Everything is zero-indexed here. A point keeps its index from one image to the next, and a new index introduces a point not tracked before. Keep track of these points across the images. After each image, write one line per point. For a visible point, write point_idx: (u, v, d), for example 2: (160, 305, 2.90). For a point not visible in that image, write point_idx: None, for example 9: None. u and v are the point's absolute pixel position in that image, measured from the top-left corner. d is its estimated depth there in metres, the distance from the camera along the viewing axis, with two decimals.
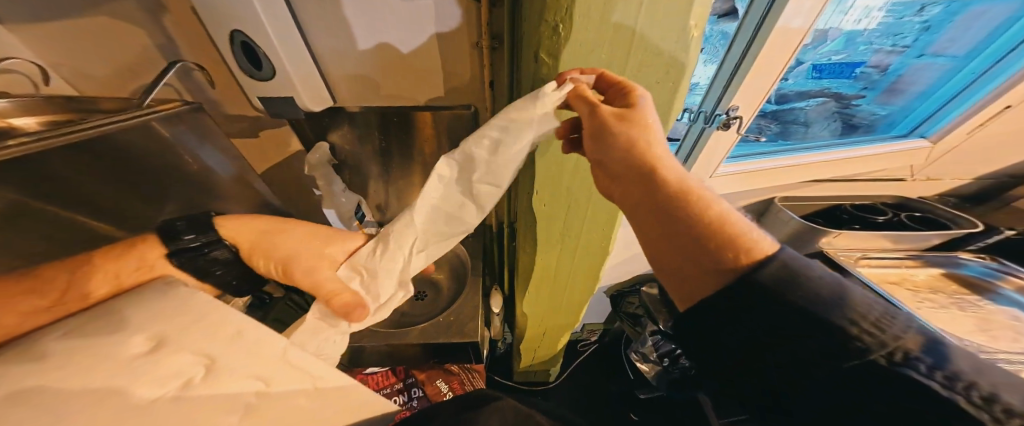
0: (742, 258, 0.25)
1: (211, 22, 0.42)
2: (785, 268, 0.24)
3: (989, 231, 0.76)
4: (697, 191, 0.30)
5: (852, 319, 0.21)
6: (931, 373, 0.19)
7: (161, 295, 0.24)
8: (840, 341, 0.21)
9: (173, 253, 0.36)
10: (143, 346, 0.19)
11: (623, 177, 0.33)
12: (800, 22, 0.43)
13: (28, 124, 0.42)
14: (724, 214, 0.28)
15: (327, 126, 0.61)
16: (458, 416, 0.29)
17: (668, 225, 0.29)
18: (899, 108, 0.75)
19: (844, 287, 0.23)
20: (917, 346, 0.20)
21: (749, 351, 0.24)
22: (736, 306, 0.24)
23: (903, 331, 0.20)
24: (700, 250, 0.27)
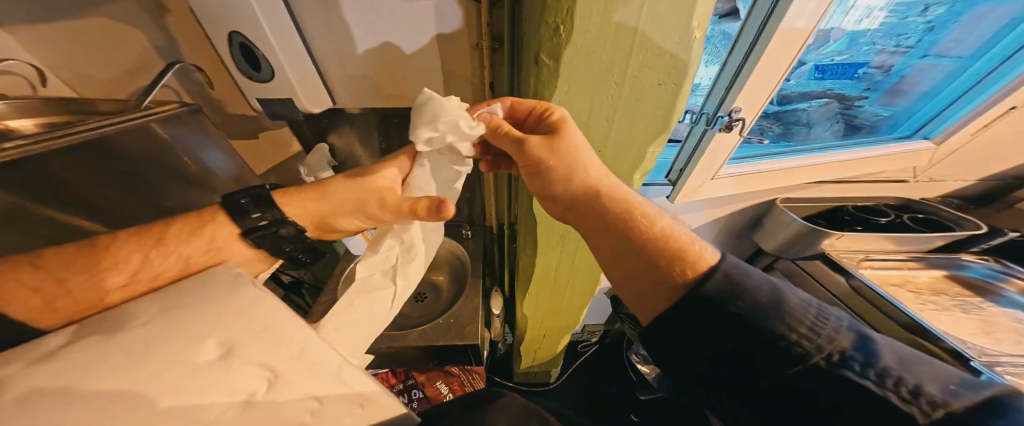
0: (689, 273, 0.29)
1: (210, 23, 0.42)
2: (727, 280, 0.27)
3: (993, 233, 0.75)
4: (641, 209, 0.34)
5: (791, 325, 0.24)
6: (865, 370, 0.22)
7: (161, 301, 0.24)
8: (785, 347, 0.24)
9: (247, 234, 0.36)
10: (215, 352, 0.20)
11: (581, 198, 0.37)
12: (804, 23, 0.42)
13: (24, 126, 0.42)
14: (666, 229, 0.32)
15: (327, 128, 0.61)
16: (464, 416, 0.31)
17: (619, 248, 0.33)
18: (902, 108, 0.74)
19: (780, 294, 0.26)
20: (849, 345, 0.23)
21: (711, 363, 0.26)
22: (693, 323, 0.27)
23: (835, 333, 0.23)
24: (652, 271, 0.30)
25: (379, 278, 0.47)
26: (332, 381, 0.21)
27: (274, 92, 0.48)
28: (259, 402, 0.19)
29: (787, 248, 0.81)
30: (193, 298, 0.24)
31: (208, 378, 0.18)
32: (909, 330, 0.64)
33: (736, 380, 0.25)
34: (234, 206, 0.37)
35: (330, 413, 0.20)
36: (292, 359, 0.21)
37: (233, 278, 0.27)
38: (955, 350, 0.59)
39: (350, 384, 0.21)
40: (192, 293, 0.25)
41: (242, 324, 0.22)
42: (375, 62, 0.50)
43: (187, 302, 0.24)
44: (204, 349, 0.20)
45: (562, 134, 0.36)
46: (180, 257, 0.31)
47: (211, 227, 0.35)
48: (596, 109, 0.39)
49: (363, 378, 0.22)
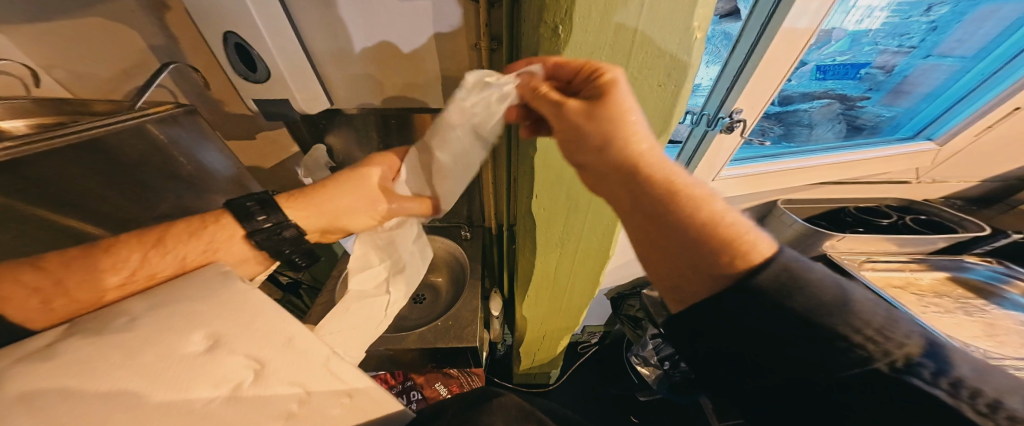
0: (738, 262, 0.25)
1: (204, 24, 0.41)
2: (785, 271, 0.24)
3: (995, 235, 0.74)
4: (691, 190, 0.28)
5: (854, 325, 0.21)
6: (938, 380, 0.19)
7: (150, 304, 0.24)
8: (839, 348, 0.21)
9: (251, 234, 0.35)
10: (201, 344, 0.21)
11: (611, 175, 0.32)
12: (807, 22, 0.41)
13: (16, 127, 0.41)
14: (717, 216, 0.27)
15: (324, 128, 0.61)
16: (463, 414, 0.31)
17: (653, 226, 0.28)
18: (905, 109, 0.74)
19: (848, 291, 0.22)
20: (921, 352, 0.20)
21: (746, 355, 0.24)
22: (735, 312, 0.24)
23: (906, 337, 0.20)
24: (692, 253, 0.26)
25: (372, 289, 0.47)
26: (321, 374, 0.22)
27: (270, 93, 0.48)
28: (246, 392, 0.20)
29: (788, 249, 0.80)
30: (183, 301, 0.24)
31: (196, 369, 0.19)
32: None
33: (772, 375, 0.23)
34: (241, 209, 0.36)
35: (318, 404, 0.22)
36: (292, 357, 0.22)
37: (225, 281, 0.27)
38: None
39: (339, 378, 0.23)
40: (182, 296, 0.25)
41: (233, 329, 0.22)
42: (372, 62, 0.49)
43: (176, 305, 0.23)
44: (190, 342, 0.20)
45: (604, 99, 0.30)
46: (178, 257, 0.31)
47: (214, 228, 0.35)
48: None
49: (352, 373, 0.24)
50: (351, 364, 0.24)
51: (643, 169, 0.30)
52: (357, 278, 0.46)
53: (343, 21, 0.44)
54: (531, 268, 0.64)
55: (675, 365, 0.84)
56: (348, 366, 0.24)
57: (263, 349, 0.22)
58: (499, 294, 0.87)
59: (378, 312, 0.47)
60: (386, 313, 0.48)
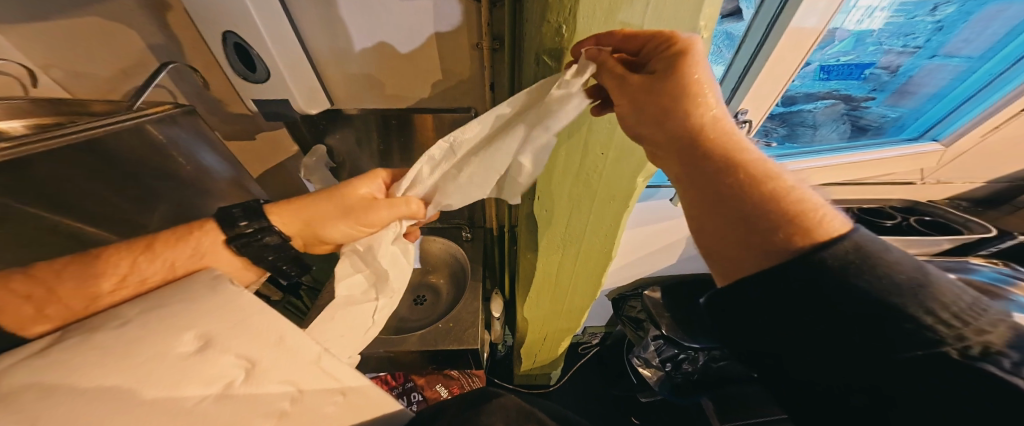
0: (798, 239, 0.24)
1: (202, 23, 0.41)
2: (859, 250, 0.22)
3: (1001, 237, 0.74)
4: (754, 164, 0.28)
5: (930, 307, 0.20)
6: (1016, 370, 0.18)
7: (145, 308, 0.23)
8: (914, 330, 0.19)
9: (230, 240, 0.37)
10: (192, 345, 0.20)
11: (669, 148, 0.31)
12: (814, 22, 0.41)
13: (14, 127, 0.41)
14: (778, 190, 0.26)
15: (324, 129, 0.60)
16: (462, 414, 0.30)
17: (717, 200, 0.28)
18: (909, 110, 0.74)
19: (929, 274, 0.21)
20: (1001, 342, 0.19)
21: (799, 332, 0.23)
22: (793, 287, 0.23)
23: (987, 326, 0.19)
24: (749, 227, 0.26)
25: (361, 294, 0.43)
26: (314, 371, 0.22)
27: (269, 93, 0.47)
28: (238, 391, 0.19)
29: None
30: (179, 305, 0.23)
31: (187, 369, 0.19)
32: None
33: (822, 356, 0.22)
34: (225, 216, 0.38)
35: (311, 402, 0.21)
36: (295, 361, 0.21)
37: (222, 285, 0.26)
38: None
39: (338, 379, 0.23)
40: (178, 300, 0.24)
41: (230, 332, 0.22)
42: (373, 61, 0.49)
43: (172, 308, 0.23)
44: (180, 341, 0.20)
45: (679, 68, 0.28)
46: (167, 262, 0.31)
47: (198, 235, 0.36)
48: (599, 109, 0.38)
49: (350, 373, 0.23)
50: (346, 363, 0.24)
51: (703, 141, 0.29)
52: (344, 285, 0.41)
53: (344, 20, 0.44)
54: (532, 269, 0.63)
55: (676, 366, 0.82)
56: (344, 366, 0.23)
57: (255, 347, 0.21)
58: (499, 295, 0.87)
59: (366, 319, 0.43)
60: (375, 319, 0.44)
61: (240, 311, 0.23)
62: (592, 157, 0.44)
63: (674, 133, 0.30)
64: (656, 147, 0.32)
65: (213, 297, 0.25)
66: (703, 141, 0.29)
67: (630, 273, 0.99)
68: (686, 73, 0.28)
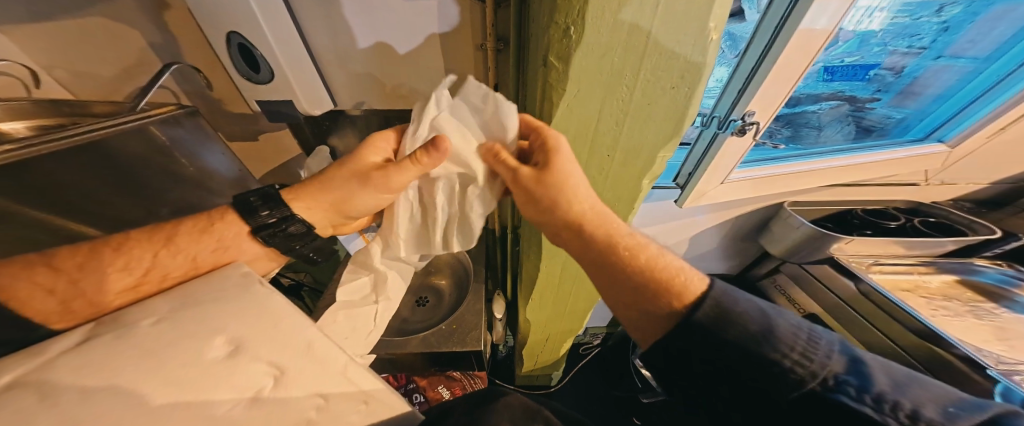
0: (677, 304, 0.28)
1: (204, 23, 0.40)
2: (717, 307, 0.26)
3: (1006, 237, 0.73)
4: (624, 239, 0.33)
5: (783, 352, 0.23)
6: (863, 396, 0.22)
7: (148, 314, 0.23)
8: (783, 376, 0.23)
9: (257, 230, 0.39)
10: (222, 349, 0.20)
11: (567, 231, 0.37)
12: (824, 23, 0.41)
13: (16, 129, 0.42)
14: (651, 260, 0.31)
15: (327, 129, 0.59)
16: (467, 415, 0.30)
17: (604, 272, 0.33)
18: (914, 111, 0.73)
19: (769, 318, 0.25)
20: (843, 369, 0.23)
21: (707, 388, 0.26)
22: (687, 346, 0.26)
23: (827, 357, 0.23)
24: (633, 300, 0.30)
25: (360, 298, 0.50)
26: (339, 381, 0.22)
27: (273, 93, 0.47)
28: (267, 397, 0.20)
29: (795, 252, 0.80)
30: (186, 310, 0.23)
31: (219, 375, 0.19)
32: (923, 337, 0.62)
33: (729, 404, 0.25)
34: (245, 206, 0.39)
35: (338, 410, 0.21)
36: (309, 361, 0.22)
37: (230, 290, 0.26)
38: (968, 357, 0.57)
39: (353, 383, 0.23)
40: (186, 304, 0.24)
41: (259, 339, 0.22)
42: (376, 61, 0.49)
43: (182, 315, 0.23)
44: (210, 347, 0.20)
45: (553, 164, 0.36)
46: (189, 257, 0.33)
47: (221, 226, 0.38)
48: (606, 114, 0.38)
49: (363, 374, 0.23)
50: (365, 369, 0.24)
51: (586, 220, 0.35)
52: (345, 291, 0.49)
53: (348, 20, 0.43)
54: (535, 271, 0.63)
55: None
56: (360, 369, 0.23)
57: (283, 354, 0.22)
58: (501, 297, 0.87)
59: (368, 320, 0.50)
60: (376, 321, 0.51)
61: (255, 317, 0.23)
62: (599, 159, 0.43)
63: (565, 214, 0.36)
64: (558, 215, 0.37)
65: (222, 303, 0.24)
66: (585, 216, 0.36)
67: None
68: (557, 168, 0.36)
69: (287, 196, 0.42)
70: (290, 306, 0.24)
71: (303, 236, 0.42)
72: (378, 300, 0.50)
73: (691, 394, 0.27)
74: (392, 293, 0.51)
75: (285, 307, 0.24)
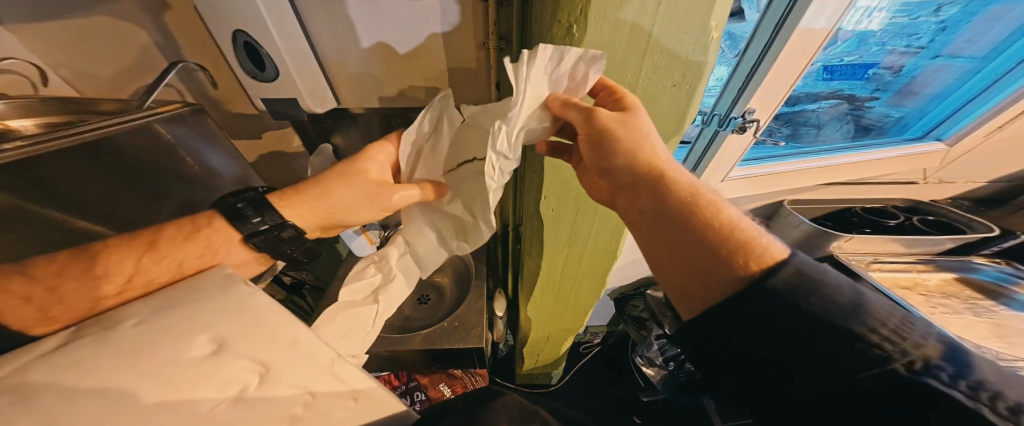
0: (752, 265, 0.25)
1: (213, 23, 0.41)
2: (798, 275, 0.23)
3: (1005, 235, 0.73)
4: (707, 195, 0.30)
5: (871, 325, 0.21)
6: (956, 383, 0.18)
7: (157, 310, 0.23)
8: (860, 349, 0.20)
9: (249, 237, 0.39)
10: (205, 348, 0.20)
11: (627, 185, 0.34)
12: (823, 22, 0.41)
13: (24, 126, 0.42)
14: (734, 220, 0.28)
15: (329, 128, 0.60)
16: (468, 412, 0.31)
17: (682, 236, 0.28)
18: (913, 110, 0.74)
19: (860, 293, 0.22)
20: (937, 354, 0.19)
21: (763, 358, 0.23)
22: (757, 313, 0.23)
23: (923, 339, 0.20)
24: (708, 261, 0.26)
25: (362, 298, 0.48)
26: (325, 376, 0.22)
27: (278, 92, 0.47)
28: (251, 396, 0.20)
29: (794, 250, 0.80)
30: (186, 309, 0.23)
31: (206, 374, 0.19)
32: None
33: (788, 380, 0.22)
34: (233, 211, 0.39)
35: (324, 406, 0.21)
36: (302, 361, 0.22)
37: (236, 286, 0.26)
38: None
39: (342, 380, 0.23)
40: (193, 301, 0.24)
41: (242, 337, 0.22)
42: (378, 60, 0.49)
43: (189, 312, 0.23)
44: (194, 345, 0.20)
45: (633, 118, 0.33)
46: (174, 261, 0.33)
47: (208, 231, 0.38)
48: None
49: (355, 374, 0.23)
50: (353, 365, 0.24)
51: (660, 170, 0.32)
52: (348, 290, 0.47)
53: (351, 20, 0.44)
54: (537, 268, 0.63)
55: (679, 365, 0.83)
56: (349, 366, 0.23)
57: (268, 351, 0.22)
58: (502, 295, 0.87)
59: (368, 321, 0.48)
60: (376, 321, 0.49)
61: (259, 316, 0.23)
62: None
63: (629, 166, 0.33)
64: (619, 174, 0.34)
65: (229, 300, 0.25)
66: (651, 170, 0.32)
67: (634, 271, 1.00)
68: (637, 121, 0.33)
69: (276, 202, 0.42)
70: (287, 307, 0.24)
71: (295, 241, 0.42)
72: (379, 300, 0.48)
73: (745, 373, 0.24)
74: (396, 293, 0.50)
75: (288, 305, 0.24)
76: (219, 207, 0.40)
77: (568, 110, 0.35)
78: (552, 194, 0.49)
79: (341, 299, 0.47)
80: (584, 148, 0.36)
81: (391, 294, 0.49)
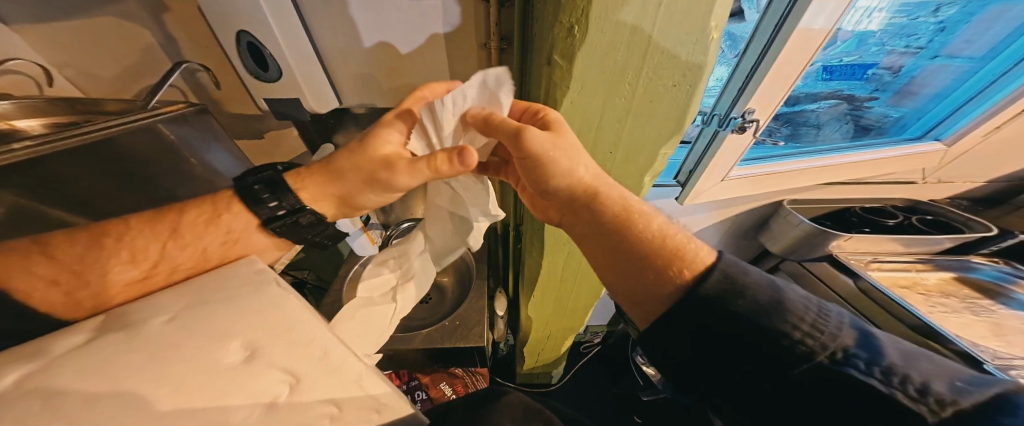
0: (686, 273, 0.27)
1: (218, 24, 0.42)
2: (727, 279, 0.26)
3: (1002, 235, 0.74)
4: (637, 207, 0.33)
5: (793, 323, 0.23)
6: (871, 369, 0.21)
7: (175, 310, 0.24)
8: (789, 346, 0.23)
9: (265, 222, 0.39)
10: (240, 355, 0.21)
11: (569, 200, 0.35)
12: (822, 23, 0.42)
13: (31, 126, 0.43)
14: (662, 228, 0.31)
15: (331, 127, 0.58)
16: (471, 412, 0.31)
17: (614, 248, 0.31)
18: (911, 110, 0.74)
19: (780, 291, 0.25)
20: (852, 343, 0.22)
21: (713, 362, 0.25)
22: (704, 321, 0.25)
23: (837, 330, 0.23)
24: (640, 273, 0.29)
25: (379, 297, 0.50)
26: (349, 387, 0.21)
27: (281, 92, 0.48)
28: (284, 404, 0.20)
29: (794, 250, 0.80)
30: (195, 311, 0.24)
31: (237, 382, 0.20)
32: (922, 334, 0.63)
33: (736, 381, 0.25)
34: (251, 194, 0.40)
35: (350, 418, 0.20)
36: (325, 368, 0.21)
37: (270, 286, 0.27)
38: (966, 354, 0.57)
39: (363, 387, 0.21)
40: (206, 303, 0.25)
41: (273, 344, 0.22)
42: (380, 60, 0.49)
43: (203, 314, 0.23)
44: (228, 352, 0.21)
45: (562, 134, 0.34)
46: (199, 249, 0.34)
47: (230, 216, 0.38)
48: (608, 111, 0.38)
49: (376, 380, 0.22)
50: (375, 372, 0.22)
51: (593, 187, 0.34)
52: (367, 287, 0.50)
53: (354, 20, 0.44)
54: (538, 266, 0.63)
55: None
56: (374, 377, 0.22)
57: (299, 361, 0.21)
58: (503, 294, 0.88)
59: (386, 319, 0.49)
60: (394, 319, 0.50)
61: (270, 316, 0.24)
62: (602, 157, 0.43)
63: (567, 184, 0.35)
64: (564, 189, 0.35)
65: (240, 301, 0.25)
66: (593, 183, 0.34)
67: None
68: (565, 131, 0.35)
69: (293, 185, 0.42)
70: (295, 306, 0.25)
71: (314, 226, 0.43)
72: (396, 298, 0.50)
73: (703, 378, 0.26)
74: (414, 291, 0.52)
75: (298, 306, 0.25)
76: (236, 189, 0.40)
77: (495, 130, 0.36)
78: None
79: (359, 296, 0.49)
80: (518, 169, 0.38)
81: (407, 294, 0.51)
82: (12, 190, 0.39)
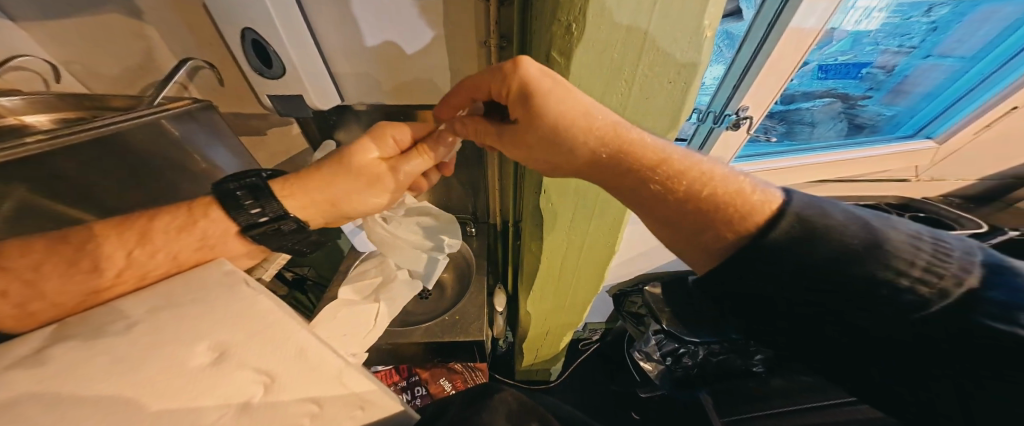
0: (754, 223, 0.25)
1: (223, 22, 0.42)
2: (803, 224, 0.23)
3: (995, 232, 0.73)
4: (675, 158, 0.29)
5: (902, 268, 0.21)
6: (1013, 316, 0.20)
7: (176, 296, 0.25)
8: (898, 296, 0.21)
9: (246, 229, 0.37)
10: (207, 356, 0.20)
11: (605, 163, 0.31)
12: (812, 23, 0.43)
13: (38, 121, 0.48)
14: (704, 175, 0.28)
15: (333, 124, 0.62)
16: (473, 404, 0.32)
17: (658, 204, 0.29)
18: (905, 108, 0.76)
19: (878, 232, 0.23)
20: (982, 285, 0.21)
21: (795, 310, 0.24)
22: (784, 272, 0.23)
23: (962, 272, 0.21)
24: (700, 229, 0.26)
25: (360, 298, 0.58)
26: (334, 387, 0.22)
27: (283, 89, 0.48)
28: (258, 405, 0.20)
29: None
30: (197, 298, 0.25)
31: (205, 384, 0.19)
32: None
33: (841, 332, 0.23)
34: (230, 198, 0.37)
35: (332, 414, 0.22)
36: (304, 368, 0.21)
37: (241, 286, 0.25)
38: None
39: (346, 385, 0.22)
40: (192, 303, 0.24)
41: (243, 344, 0.21)
42: (381, 59, 0.50)
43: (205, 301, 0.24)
44: (193, 354, 0.20)
45: (542, 108, 0.32)
46: (170, 255, 0.31)
47: (205, 223, 0.35)
48: (605, 107, 0.39)
49: (358, 378, 0.23)
50: (359, 370, 0.23)
51: (612, 139, 0.31)
52: (348, 289, 0.59)
53: (356, 21, 0.44)
54: (538, 261, 0.64)
55: (676, 360, 0.86)
56: (355, 374, 0.23)
57: (272, 360, 0.21)
58: (503, 290, 0.89)
59: (368, 318, 0.56)
60: (376, 322, 0.56)
61: (260, 319, 0.23)
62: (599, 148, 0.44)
63: (600, 135, 0.31)
64: (569, 165, 0.34)
65: (223, 303, 0.24)
66: (603, 147, 0.31)
67: (633, 269, 0.99)
68: (543, 111, 0.32)
69: (279, 191, 0.41)
70: (278, 309, 0.23)
71: (297, 234, 0.40)
72: (379, 299, 0.58)
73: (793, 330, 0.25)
74: (395, 293, 0.60)
75: (269, 305, 0.23)
76: (213, 194, 0.38)
77: (485, 131, 0.40)
78: (554, 217, 0.54)
79: (341, 297, 0.58)
80: (513, 153, 0.38)
81: (388, 295, 0.59)
82: (18, 184, 0.40)
